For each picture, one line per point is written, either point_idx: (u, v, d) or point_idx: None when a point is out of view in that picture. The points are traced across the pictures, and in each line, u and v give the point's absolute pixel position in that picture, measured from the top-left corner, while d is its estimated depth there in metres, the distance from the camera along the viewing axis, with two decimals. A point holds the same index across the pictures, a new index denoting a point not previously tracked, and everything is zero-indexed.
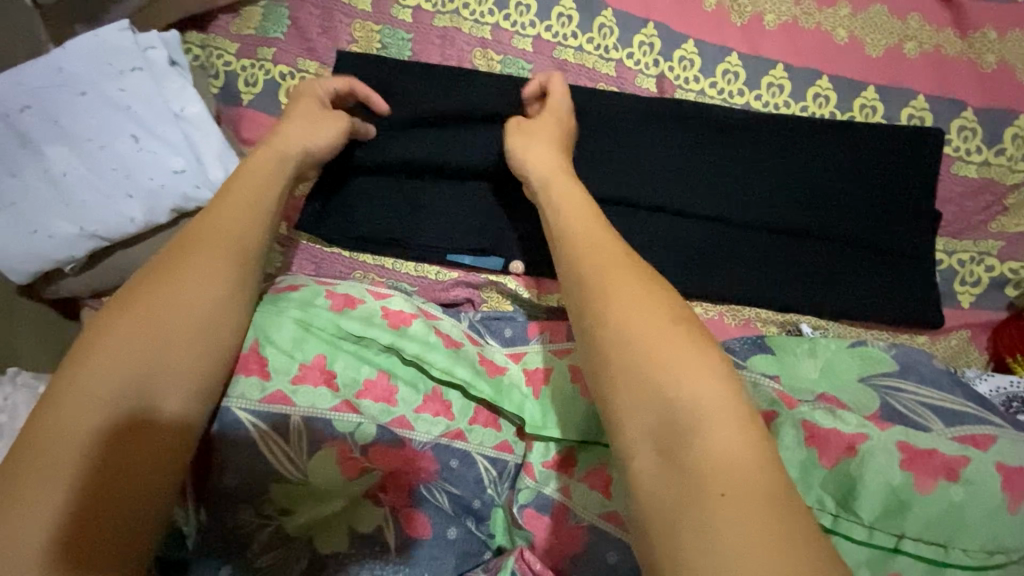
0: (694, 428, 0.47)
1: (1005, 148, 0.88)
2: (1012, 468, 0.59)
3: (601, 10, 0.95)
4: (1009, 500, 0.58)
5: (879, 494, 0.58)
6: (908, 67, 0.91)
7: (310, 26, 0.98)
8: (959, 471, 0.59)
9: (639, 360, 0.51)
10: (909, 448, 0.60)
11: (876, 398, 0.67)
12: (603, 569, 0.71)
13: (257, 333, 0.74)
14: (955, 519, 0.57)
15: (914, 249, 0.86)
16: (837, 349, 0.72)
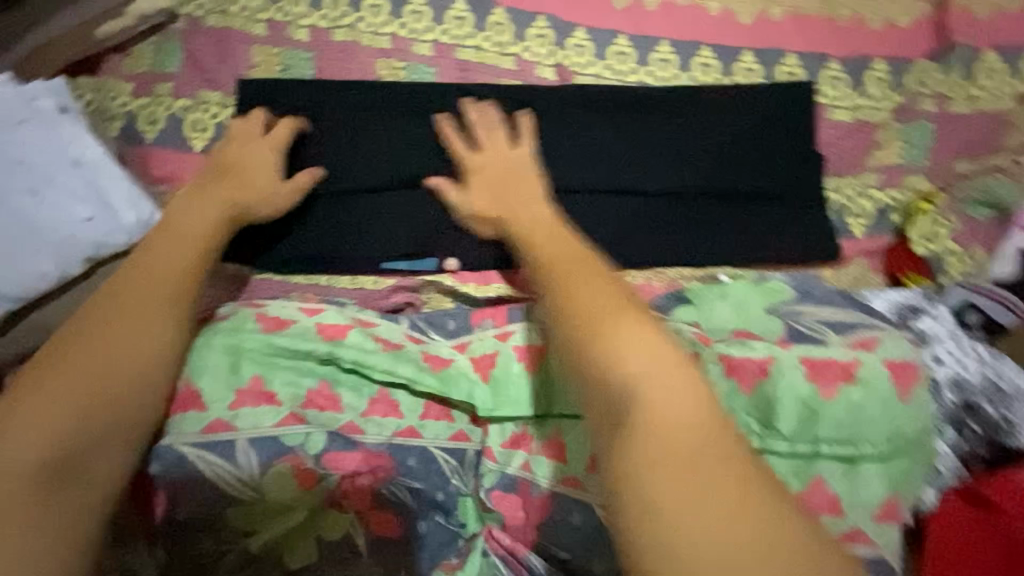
0: (646, 397, 0.55)
1: (868, 91, 0.97)
2: (897, 363, 0.66)
3: (492, 9, 0.99)
4: (900, 390, 0.65)
5: (791, 407, 0.64)
6: (776, 29, 0.99)
7: (207, 57, 0.98)
8: (854, 373, 0.65)
9: (610, 344, 0.59)
10: (810, 361, 0.66)
11: (779, 323, 0.73)
12: (570, 532, 0.74)
13: (192, 371, 0.74)
14: (856, 416, 0.64)
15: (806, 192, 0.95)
16: (745, 289, 0.77)
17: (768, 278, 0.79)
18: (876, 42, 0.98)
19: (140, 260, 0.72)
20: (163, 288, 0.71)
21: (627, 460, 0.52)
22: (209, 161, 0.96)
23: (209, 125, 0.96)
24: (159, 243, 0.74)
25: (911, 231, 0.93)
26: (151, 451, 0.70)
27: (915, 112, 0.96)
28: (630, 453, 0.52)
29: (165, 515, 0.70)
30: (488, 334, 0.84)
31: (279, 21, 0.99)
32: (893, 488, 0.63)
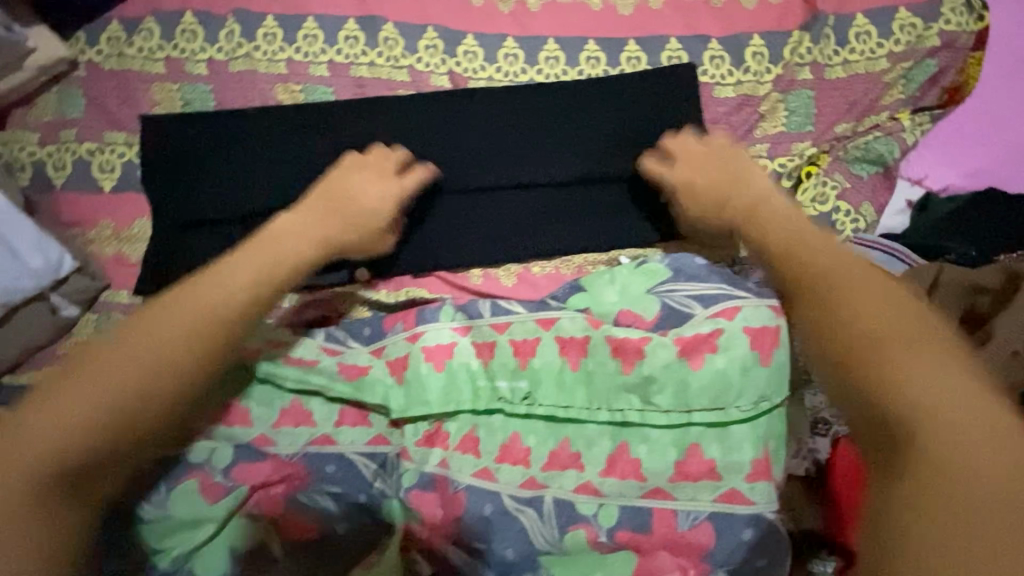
0: (903, 376, 0.48)
1: (749, 65, 1.01)
2: (755, 329, 0.71)
3: (382, 25, 1.03)
4: (758, 354, 0.71)
5: (663, 385, 0.72)
6: (656, 17, 1.03)
7: (109, 100, 1.00)
8: (716, 342, 0.72)
9: (866, 321, 0.53)
10: (681, 340, 0.72)
11: (655, 302, 0.76)
12: (482, 522, 0.72)
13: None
14: (721, 384, 0.70)
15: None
16: (628, 271, 0.79)
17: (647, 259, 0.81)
18: (753, 17, 1.02)
19: (256, 252, 0.66)
20: (215, 293, 0.60)
21: (932, 451, 0.45)
22: (121, 201, 0.98)
23: (117, 166, 0.99)
24: (287, 245, 0.70)
25: (801, 195, 0.96)
26: None
27: (796, 81, 1.00)
28: (935, 443, 0.45)
29: None
30: (399, 338, 0.83)
31: (177, 58, 1.02)
32: (760, 446, 0.70)
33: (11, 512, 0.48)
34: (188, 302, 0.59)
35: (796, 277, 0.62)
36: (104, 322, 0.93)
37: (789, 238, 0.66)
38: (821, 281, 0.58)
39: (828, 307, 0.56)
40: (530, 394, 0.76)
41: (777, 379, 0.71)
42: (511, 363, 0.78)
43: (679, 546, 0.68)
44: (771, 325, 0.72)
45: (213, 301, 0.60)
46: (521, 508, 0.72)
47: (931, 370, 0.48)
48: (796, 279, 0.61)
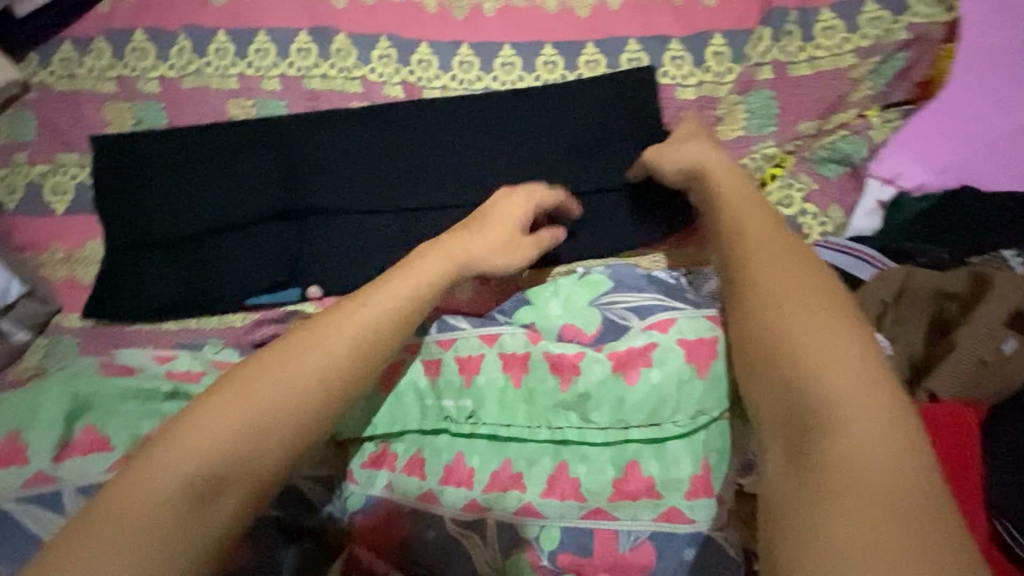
0: (813, 373, 0.48)
1: (710, 65, 0.98)
2: (691, 341, 0.67)
3: (334, 36, 1.01)
4: (695, 367, 0.67)
5: (598, 400, 0.69)
6: (614, 18, 1.00)
7: (61, 121, 0.99)
8: (650, 355, 0.68)
9: (790, 321, 0.52)
10: (615, 355, 0.69)
11: (596, 315, 0.74)
12: (427, 546, 0.70)
13: (18, 422, 0.67)
14: (655, 399, 0.67)
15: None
16: (571, 283, 0.77)
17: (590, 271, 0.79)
18: (713, 16, 0.98)
19: (384, 293, 0.64)
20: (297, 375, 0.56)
21: (833, 447, 0.44)
22: (74, 222, 0.97)
23: (69, 187, 0.98)
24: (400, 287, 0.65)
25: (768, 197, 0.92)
26: None
27: (758, 80, 0.96)
28: (839, 441, 0.45)
29: None
30: None
31: (128, 76, 1.01)
32: (700, 462, 0.66)
33: (113, 534, 0.46)
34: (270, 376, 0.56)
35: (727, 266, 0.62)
36: (55, 345, 0.92)
37: (735, 233, 0.63)
38: (749, 284, 0.58)
39: (760, 294, 0.56)
40: (474, 413, 0.73)
41: (720, 392, 0.66)
42: (455, 380, 0.75)
43: (622, 571, 0.64)
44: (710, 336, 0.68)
45: (288, 381, 0.56)
46: (465, 531, 0.69)
47: (844, 372, 0.48)
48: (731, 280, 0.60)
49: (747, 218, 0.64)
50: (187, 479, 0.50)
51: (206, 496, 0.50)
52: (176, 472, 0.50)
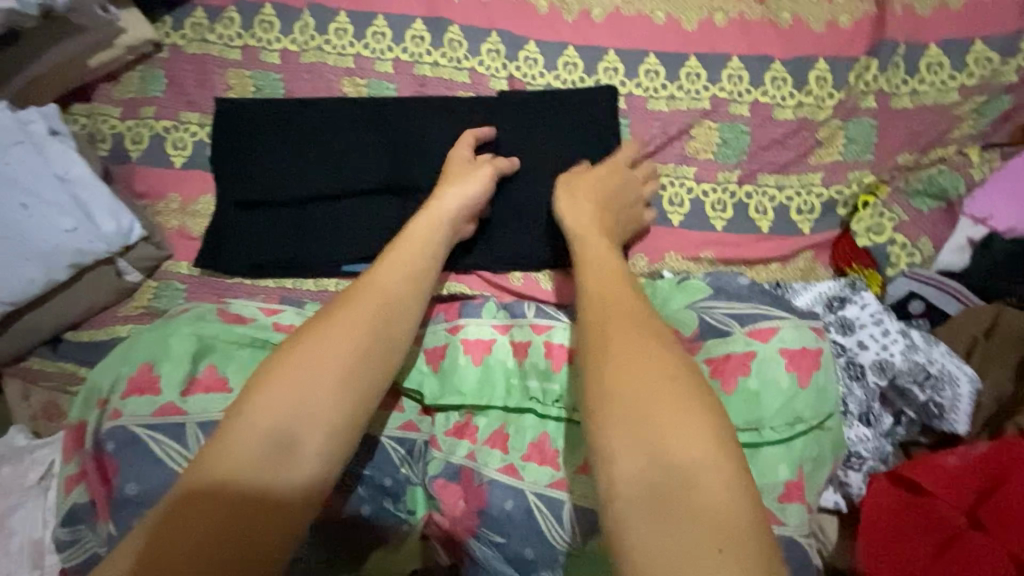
0: (663, 447, 0.50)
1: (811, 89, 0.99)
2: (794, 351, 0.67)
3: (448, 27, 1.06)
4: (797, 377, 0.67)
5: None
6: (720, 34, 1.03)
7: (187, 81, 1.06)
8: (750, 365, 0.67)
9: (636, 391, 0.53)
10: (711, 361, 0.68)
11: (692, 317, 0.72)
12: (503, 518, 0.74)
13: (151, 355, 0.73)
14: (754, 405, 0.66)
15: (749, 202, 0.98)
16: (666, 287, 0.77)
17: (689, 277, 0.78)
18: (819, 41, 1.00)
19: (394, 263, 0.73)
20: (346, 332, 0.64)
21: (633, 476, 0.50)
22: (190, 177, 1.04)
23: (189, 144, 1.05)
24: (410, 256, 0.75)
25: (857, 223, 0.94)
26: (104, 431, 0.70)
27: (858, 109, 0.98)
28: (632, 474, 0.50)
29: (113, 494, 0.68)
30: (439, 327, 0.86)
31: (253, 47, 1.07)
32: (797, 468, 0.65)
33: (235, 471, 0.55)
34: (331, 329, 0.65)
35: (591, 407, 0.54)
36: (164, 289, 0.99)
37: (604, 330, 0.58)
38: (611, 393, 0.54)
39: (618, 388, 0.54)
40: (563, 397, 0.78)
41: (822, 405, 0.67)
42: (543, 364, 0.81)
43: None
44: (814, 347, 0.68)
45: (335, 338, 0.64)
46: (546, 509, 0.74)
47: (686, 434, 0.51)
48: (586, 336, 0.59)
49: (617, 323, 0.59)
50: (273, 431, 0.58)
51: (291, 448, 0.58)
52: (255, 433, 0.58)
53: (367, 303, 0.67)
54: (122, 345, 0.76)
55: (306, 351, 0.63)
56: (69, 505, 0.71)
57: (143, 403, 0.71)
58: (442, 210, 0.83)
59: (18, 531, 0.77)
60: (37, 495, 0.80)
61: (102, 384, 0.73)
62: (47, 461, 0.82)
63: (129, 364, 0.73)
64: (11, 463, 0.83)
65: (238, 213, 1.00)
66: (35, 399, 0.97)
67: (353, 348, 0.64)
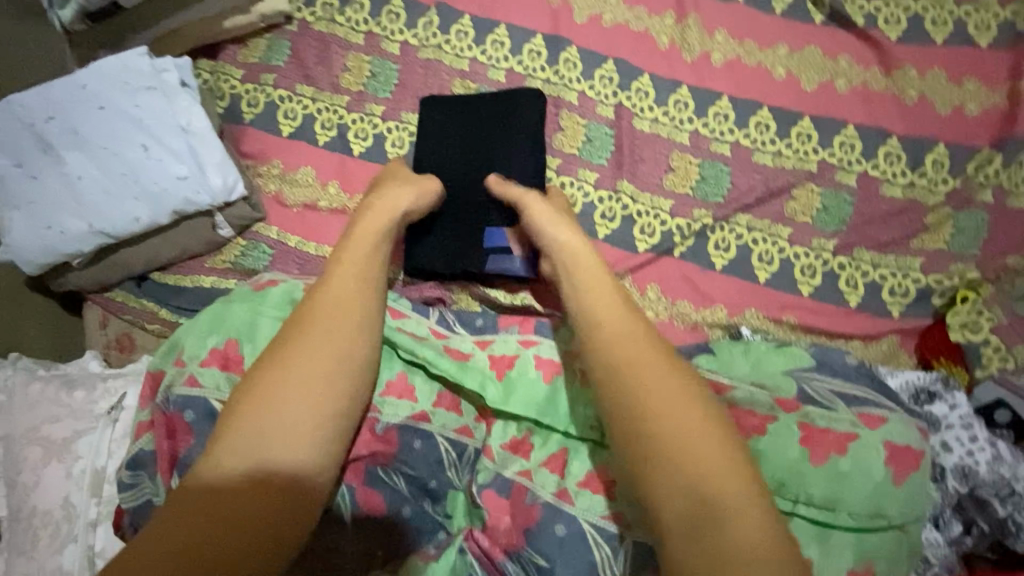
0: (662, 466, 0.62)
1: (925, 172, 0.97)
2: (898, 446, 0.68)
3: (566, 47, 1.07)
4: (894, 472, 0.67)
5: (782, 480, 0.67)
6: (839, 99, 1.01)
7: (310, 57, 1.10)
8: (848, 445, 0.68)
9: (662, 429, 0.63)
10: (807, 427, 0.69)
11: (794, 384, 0.75)
12: (552, 541, 0.75)
13: (238, 334, 0.76)
14: (843, 487, 0.67)
15: (841, 273, 0.96)
16: (766, 350, 0.80)
17: (790, 344, 0.81)
18: (941, 124, 0.98)
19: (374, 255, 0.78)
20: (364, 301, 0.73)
21: (666, 498, 0.60)
22: (295, 147, 1.08)
23: (299, 116, 1.09)
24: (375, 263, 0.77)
25: (951, 316, 0.91)
26: (182, 399, 0.73)
27: (973, 200, 0.95)
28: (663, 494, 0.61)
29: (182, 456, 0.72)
30: (511, 339, 0.89)
31: (377, 34, 1.10)
32: (863, 562, 0.65)
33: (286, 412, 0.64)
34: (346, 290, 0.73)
35: (618, 422, 0.66)
36: (252, 248, 1.02)
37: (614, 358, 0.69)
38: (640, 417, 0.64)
39: (638, 413, 0.65)
40: None
41: (910, 505, 0.67)
42: None
43: None
44: (918, 447, 0.69)
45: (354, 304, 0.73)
46: (600, 543, 0.74)
47: (694, 451, 0.62)
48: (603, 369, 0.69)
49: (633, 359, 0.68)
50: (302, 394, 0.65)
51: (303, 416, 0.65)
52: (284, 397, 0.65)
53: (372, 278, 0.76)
54: (209, 312, 0.78)
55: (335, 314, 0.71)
56: (134, 450, 0.74)
57: (217, 383, 0.74)
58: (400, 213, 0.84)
59: (83, 456, 0.80)
60: (103, 426, 0.83)
61: (184, 348, 0.76)
62: (120, 393, 0.86)
63: (217, 338, 0.76)
64: (84, 389, 0.86)
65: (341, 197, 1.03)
66: (111, 329, 1.02)
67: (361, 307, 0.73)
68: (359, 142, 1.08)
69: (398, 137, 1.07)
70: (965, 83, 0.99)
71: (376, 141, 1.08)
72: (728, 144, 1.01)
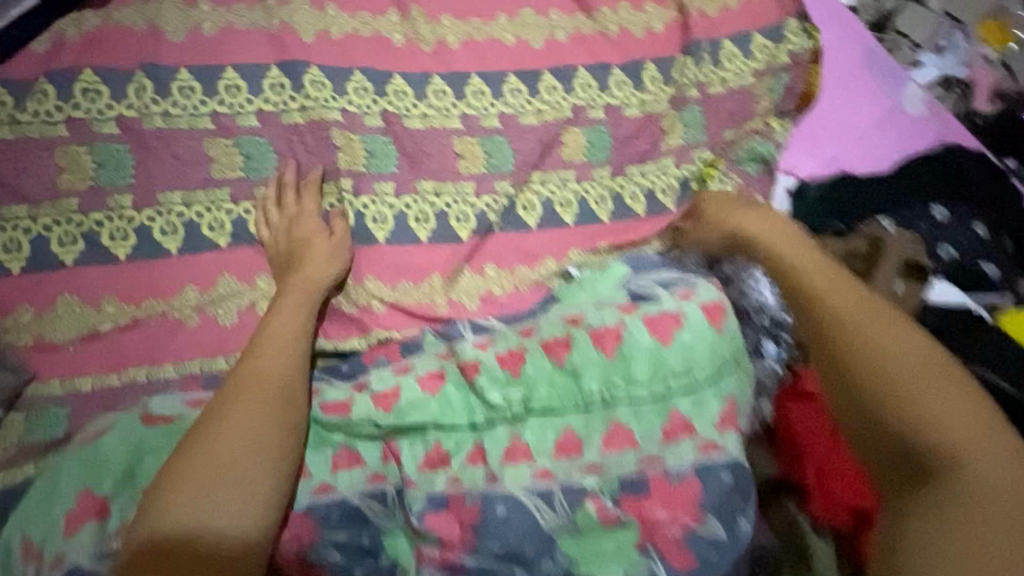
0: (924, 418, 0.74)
1: (647, 87, 1.15)
2: (710, 306, 0.82)
3: (306, 70, 1.03)
4: (714, 322, 0.83)
5: (641, 360, 0.82)
6: (565, 50, 1.15)
7: (3, 172, 0.90)
8: (682, 321, 0.83)
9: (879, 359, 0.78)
10: (649, 319, 0.83)
11: (625, 293, 0.89)
12: (497, 522, 0.80)
13: (91, 479, 0.76)
14: (688, 355, 0.82)
15: (652, 186, 1.13)
16: (594, 275, 0.92)
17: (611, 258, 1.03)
18: (644, 46, 1.17)
19: (278, 310, 0.88)
20: (281, 359, 0.84)
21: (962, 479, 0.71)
22: (40, 280, 0.89)
23: (26, 242, 0.90)
24: (283, 320, 0.88)
25: (709, 193, 1.13)
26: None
27: (687, 98, 1.16)
28: (963, 504, 0.69)
29: None
30: (385, 372, 0.91)
31: (81, 119, 0.94)
32: (726, 400, 0.81)
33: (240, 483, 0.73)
34: (272, 347, 0.85)
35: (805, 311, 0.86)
36: (37, 416, 0.84)
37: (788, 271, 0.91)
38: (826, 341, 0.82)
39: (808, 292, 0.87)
40: (524, 400, 0.85)
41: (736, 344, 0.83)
42: (500, 374, 0.87)
43: (677, 502, 0.78)
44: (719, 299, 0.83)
45: (275, 354, 0.84)
46: (538, 504, 0.81)
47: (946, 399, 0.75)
48: (829, 335, 0.82)
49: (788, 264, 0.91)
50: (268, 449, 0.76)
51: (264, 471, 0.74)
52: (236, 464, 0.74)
53: (281, 332, 0.86)
54: (46, 486, 0.77)
55: (262, 371, 0.82)
56: None
57: (93, 531, 0.74)
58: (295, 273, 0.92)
59: None
60: None
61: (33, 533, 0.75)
62: None
63: (67, 498, 0.76)
64: None
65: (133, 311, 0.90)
66: None
67: (285, 360, 0.84)
68: (120, 243, 0.92)
69: (168, 222, 0.94)
70: (646, 8, 1.19)
71: (142, 235, 0.93)
72: (494, 117, 1.09)
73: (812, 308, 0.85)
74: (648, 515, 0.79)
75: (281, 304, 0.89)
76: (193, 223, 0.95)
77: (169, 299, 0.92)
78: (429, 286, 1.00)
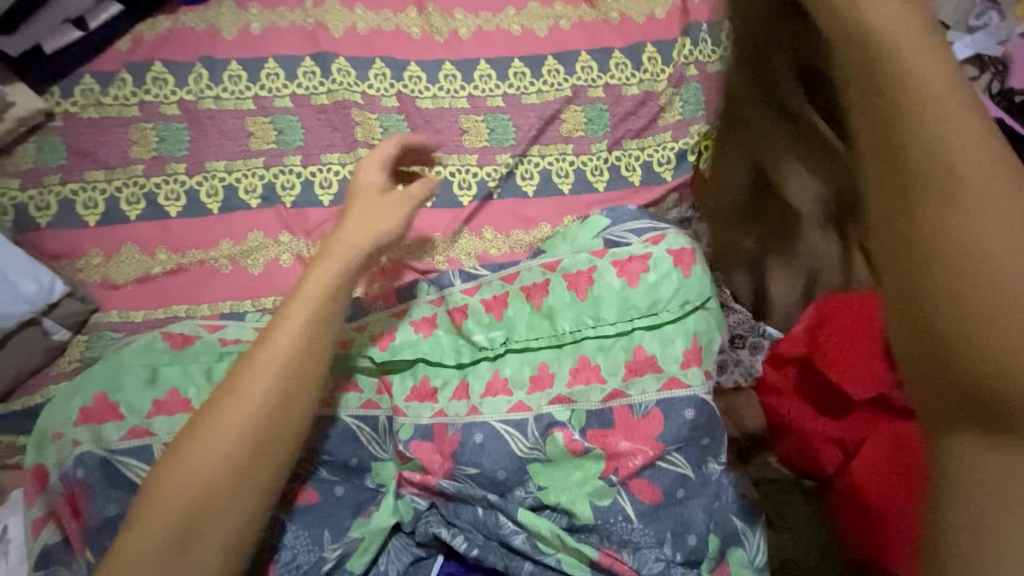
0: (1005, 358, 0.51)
1: (646, 69, 1.21)
2: (678, 250, 0.90)
3: (334, 59, 1.17)
4: (681, 269, 0.90)
5: (609, 300, 0.89)
6: (568, 37, 1.23)
7: (87, 144, 1.10)
8: (649, 264, 0.90)
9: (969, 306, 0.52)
10: (619, 262, 0.90)
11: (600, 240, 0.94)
12: (474, 449, 0.85)
13: (107, 387, 0.82)
14: (654, 295, 0.89)
15: (650, 158, 1.18)
16: (574, 228, 0.98)
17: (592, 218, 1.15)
18: (645, 31, 1.23)
19: (317, 274, 0.84)
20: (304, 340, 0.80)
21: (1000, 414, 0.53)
22: (109, 232, 1.06)
23: (100, 201, 1.08)
24: (317, 287, 0.83)
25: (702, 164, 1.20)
26: (73, 461, 0.78)
27: (685, 77, 1.20)
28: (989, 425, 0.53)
29: (89, 521, 0.77)
30: (382, 316, 0.94)
31: (151, 102, 1.13)
32: (690, 338, 0.88)
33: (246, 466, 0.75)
34: (295, 324, 0.80)
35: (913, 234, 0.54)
36: (96, 339, 1.00)
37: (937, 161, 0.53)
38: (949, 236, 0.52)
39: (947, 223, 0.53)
40: (505, 339, 0.90)
41: (702, 288, 0.90)
42: (485, 318, 0.91)
43: (642, 432, 0.84)
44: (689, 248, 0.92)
45: (297, 332, 0.80)
46: (512, 433, 0.85)
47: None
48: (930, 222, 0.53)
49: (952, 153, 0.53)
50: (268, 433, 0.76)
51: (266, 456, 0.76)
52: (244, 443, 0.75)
53: (313, 300, 0.81)
54: (67, 390, 0.84)
55: (280, 347, 0.78)
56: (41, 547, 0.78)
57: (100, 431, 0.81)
58: (343, 238, 0.87)
59: None
60: None
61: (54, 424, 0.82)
62: None
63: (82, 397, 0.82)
64: None
65: (178, 258, 1.06)
66: None
67: (306, 341, 0.80)
68: (173, 203, 1.09)
69: (212, 185, 1.10)
70: None
71: (190, 197, 1.10)
72: (499, 97, 1.19)
73: (947, 206, 0.52)
74: (612, 448, 0.84)
75: (311, 274, 0.83)
76: (231, 186, 1.10)
77: (208, 250, 1.07)
78: (432, 244, 1.09)
